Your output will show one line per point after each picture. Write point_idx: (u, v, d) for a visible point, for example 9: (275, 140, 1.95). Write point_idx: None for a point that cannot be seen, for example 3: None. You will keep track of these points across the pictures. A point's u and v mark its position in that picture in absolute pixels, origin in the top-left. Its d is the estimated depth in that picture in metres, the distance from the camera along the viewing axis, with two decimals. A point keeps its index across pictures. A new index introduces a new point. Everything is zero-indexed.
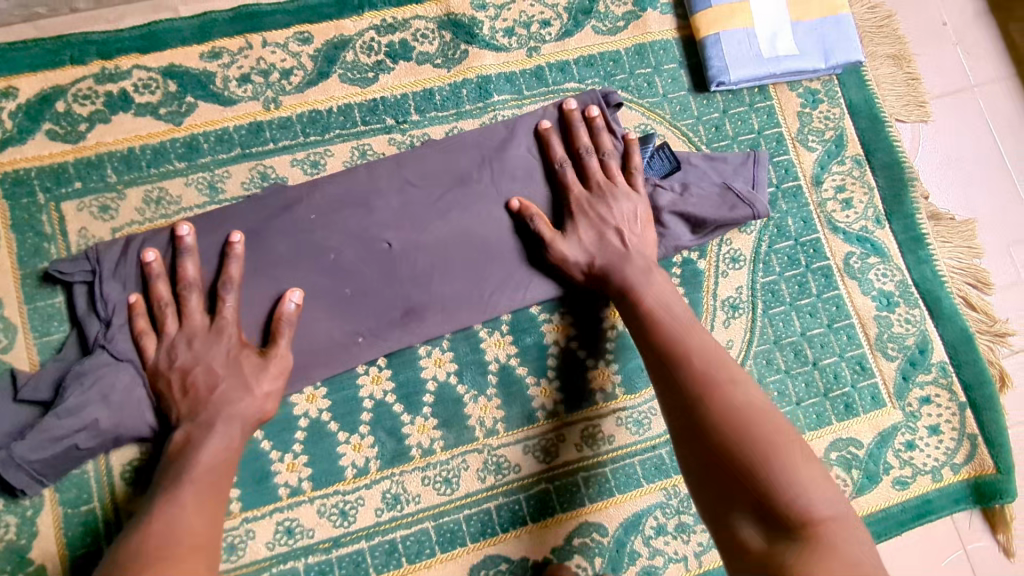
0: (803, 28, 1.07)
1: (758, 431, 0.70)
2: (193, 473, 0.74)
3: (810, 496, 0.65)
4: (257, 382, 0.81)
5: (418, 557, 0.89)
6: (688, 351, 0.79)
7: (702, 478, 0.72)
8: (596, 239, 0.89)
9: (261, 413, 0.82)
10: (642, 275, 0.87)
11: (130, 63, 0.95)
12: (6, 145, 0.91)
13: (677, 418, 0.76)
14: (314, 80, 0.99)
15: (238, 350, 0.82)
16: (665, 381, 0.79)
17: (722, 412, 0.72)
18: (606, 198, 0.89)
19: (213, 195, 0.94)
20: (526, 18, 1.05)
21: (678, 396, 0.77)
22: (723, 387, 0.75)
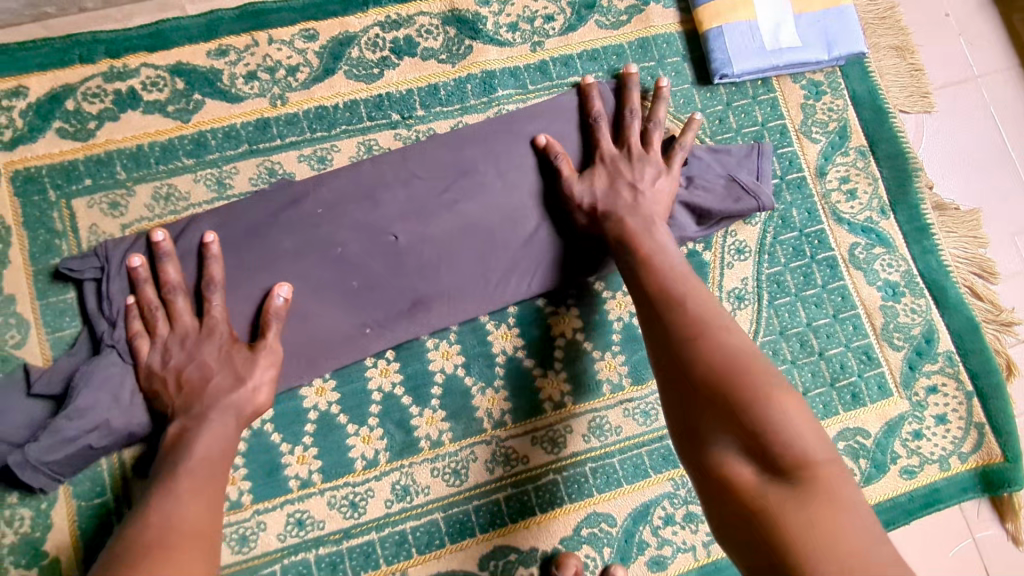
0: (806, 20, 1.07)
1: (749, 369, 0.69)
2: (188, 466, 0.73)
3: (800, 433, 0.63)
4: (247, 374, 0.81)
5: (428, 548, 0.90)
6: (682, 297, 0.78)
7: (690, 419, 0.71)
8: (605, 190, 0.89)
9: (253, 405, 0.81)
10: (643, 227, 0.86)
11: (138, 61, 0.96)
12: (17, 144, 0.92)
13: (666, 361, 0.75)
14: (320, 76, 0.99)
15: (227, 343, 0.82)
16: (657, 326, 0.78)
17: (713, 351, 0.71)
18: (641, 159, 0.91)
19: (221, 190, 0.94)
20: (530, 13, 1.06)
21: (667, 339, 0.75)
22: (716, 330, 0.74)
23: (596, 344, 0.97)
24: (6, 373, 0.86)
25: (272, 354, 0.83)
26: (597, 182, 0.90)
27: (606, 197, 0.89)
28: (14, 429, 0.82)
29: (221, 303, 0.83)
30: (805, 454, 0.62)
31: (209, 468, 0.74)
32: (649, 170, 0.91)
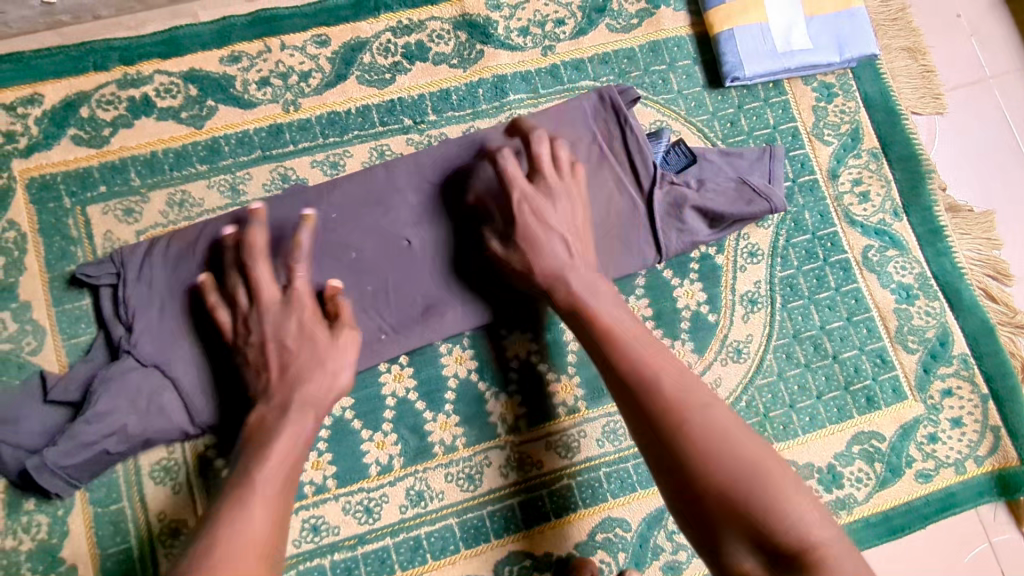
0: (817, 22, 1.07)
1: (743, 457, 0.65)
2: (268, 464, 0.70)
3: (806, 519, 0.62)
4: (330, 355, 0.79)
5: (442, 554, 0.90)
6: (658, 370, 0.72)
7: (688, 509, 0.66)
8: (520, 249, 0.83)
9: (334, 390, 0.79)
10: (586, 288, 0.81)
11: (152, 68, 0.96)
12: (32, 151, 0.92)
13: (652, 445, 0.69)
14: (332, 82, 1.00)
15: (311, 323, 0.80)
16: (634, 407, 0.71)
17: (704, 438, 0.66)
18: (546, 192, 0.84)
19: (235, 196, 0.95)
20: (541, 17, 1.06)
21: (649, 424, 0.69)
22: (700, 407, 0.69)
23: None
24: (23, 379, 0.86)
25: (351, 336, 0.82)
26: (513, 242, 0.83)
27: (526, 257, 0.82)
28: (32, 433, 0.83)
29: (305, 278, 0.82)
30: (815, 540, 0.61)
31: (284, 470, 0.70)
32: (558, 206, 0.84)
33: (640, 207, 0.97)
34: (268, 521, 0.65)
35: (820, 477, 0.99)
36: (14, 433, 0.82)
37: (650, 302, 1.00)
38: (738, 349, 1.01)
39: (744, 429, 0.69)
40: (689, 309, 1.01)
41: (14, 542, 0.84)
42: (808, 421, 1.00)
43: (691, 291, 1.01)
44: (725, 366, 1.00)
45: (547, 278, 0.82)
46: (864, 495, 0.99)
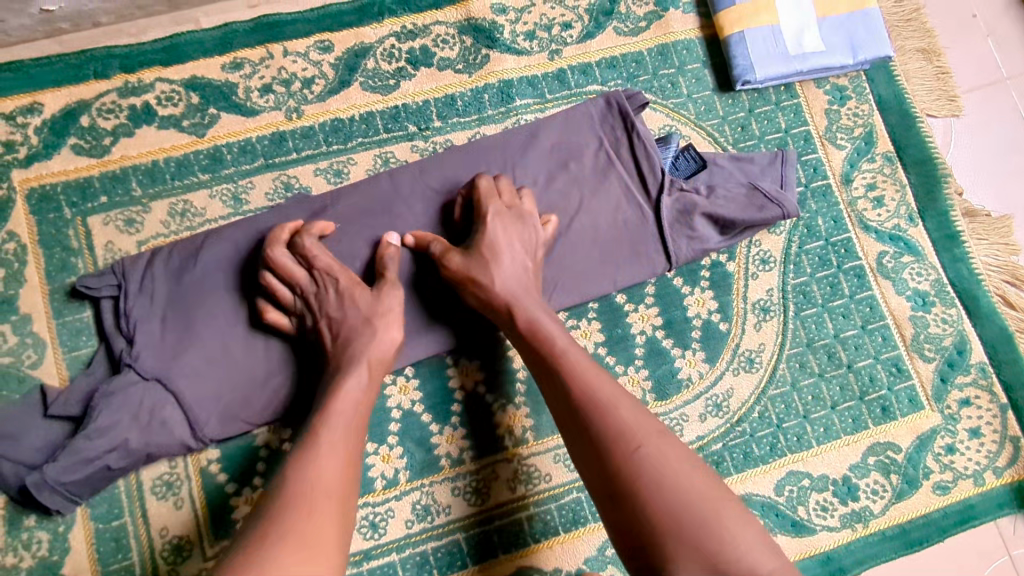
0: (830, 24, 1.05)
1: (691, 490, 0.65)
2: (336, 407, 0.73)
3: (753, 553, 0.61)
4: (377, 317, 0.80)
5: (449, 570, 0.88)
6: (610, 399, 0.71)
7: (630, 543, 0.65)
8: (479, 262, 0.84)
9: (390, 344, 0.80)
10: (543, 314, 0.82)
11: (153, 75, 0.95)
12: (32, 161, 0.91)
13: (599, 476, 0.69)
14: (335, 88, 0.98)
15: (351, 288, 0.81)
16: (585, 438, 0.71)
17: (653, 470, 0.66)
18: (516, 217, 0.86)
19: (237, 206, 0.93)
20: (547, 20, 1.04)
21: (596, 458, 0.69)
22: (652, 439, 0.68)
23: (619, 358, 0.97)
24: (23, 394, 0.85)
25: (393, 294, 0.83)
26: (473, 254, 0.84)
27: (481, 270, 0.83)
28: (30, 449, 0.81)
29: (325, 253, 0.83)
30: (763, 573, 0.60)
31: (350, 426, 0.72)
32: (524, 232, 0.86)
33: (648, 216, 0.96)
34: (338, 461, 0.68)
35: (834, 489, 0.96)
36: (13, 448, 0.81)
37: (660, 311, 0.98)
38: (750, 359, 0.99)
39: (694, 463, 0.68)
40: (699, 318, 0.99)
41: (15, 559, 0.82)
42: (822, 432, 0.98)
43: (702, 300, 0.99)
44: (737, 376, 0.98)
45: (502, 296, 0.83)
46: (880, 508, 0.96)
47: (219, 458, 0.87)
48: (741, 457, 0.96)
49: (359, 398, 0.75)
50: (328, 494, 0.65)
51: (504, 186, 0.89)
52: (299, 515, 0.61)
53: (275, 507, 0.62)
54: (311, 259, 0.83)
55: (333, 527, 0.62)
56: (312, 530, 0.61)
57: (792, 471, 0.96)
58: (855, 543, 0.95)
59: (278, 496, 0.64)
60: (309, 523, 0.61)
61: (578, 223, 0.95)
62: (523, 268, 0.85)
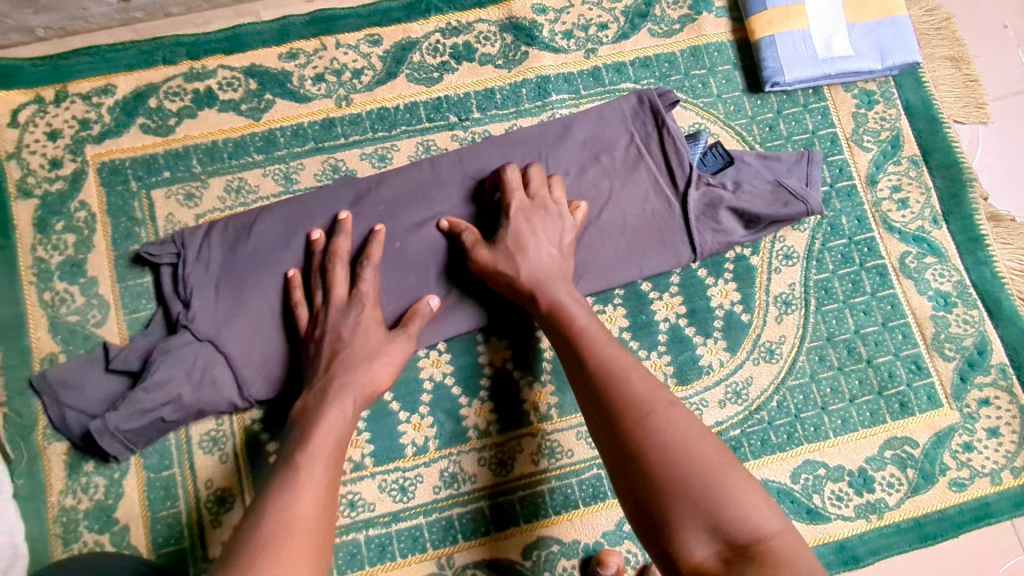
0: (859, 30, 1.08)
1: (697, 451, 0.67)
2: (314, 445, 0.74)
3: (754, 512, 0.63)
4: (376, 356, 0.84)
5: (472, 535, 0.92)
6: (624, 371, 0.75)
7: (637, 503, 0.68)
8: (506, 253, 0.89)
9: (370, 388, 0.83)
10: (568, 297, 0.86)
11: (215, 63, 1.02)
12: (104, 137, 0.99)
13: (610, 440, 0.72)
14: (383, 79, 1.04)
15: (367, 320, 0.86)
16: (598, 405, 0.74)
17: (662, 433, 0.69)
18: (541, 207, 0.92)
19: (288, 185, 1.00)
20: (585, 21, 1.09)
21: (611, 423, 0.72)
22: (663, 406, 0.72)
23: (642, 344, 1.00)
24: (88, 350, 0.92)
25: (405, 345, 0.87)
26: (501, 246, 0.89)
27: (509, 262, 0.88)
28: (95, 398, 0.89)
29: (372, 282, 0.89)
30: (763, 533, 0.62)
31: (322, 458, 0.73)
32: (549, 220, 0.91)
33: (675, 208, 1.00)
34: (314, 504, 0.67)
35: (850, 480, 0.98)
36: (80, 398, 0.89)
37: (684, 299, 1.02)
38: (770, 349, 1.02)
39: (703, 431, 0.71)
40: (722, 308, 1.02)
41: (74, 501, 0.89)
42: (839, 424, 1.00)
43: (725, 291, 1.03)
44: (757, 365, 1.01)
45: (526, 283, 0.87)
46: (896, 500, 0.98)
47: (263, 418, 0.93)
48: (759, 443, 0.99)
49: (335, 435, 0.76)
50: (300, 537, 0.63)
51: (533, 177, 0.94)
52: (274, 551, 0.60)
53: (248, 542, 0.61)
54: (359, 282, 0.88)
55: (309, 558, 0.61)
56: (290, 562, 0.59)
57: (808, 460, 0.99)
58: (869, 533, 0.97)
59: (252, 534, 0.62)
60: (286, 557, 0.60)
61: (607, 212, 0.99)
62: (549, 254, 0.89)
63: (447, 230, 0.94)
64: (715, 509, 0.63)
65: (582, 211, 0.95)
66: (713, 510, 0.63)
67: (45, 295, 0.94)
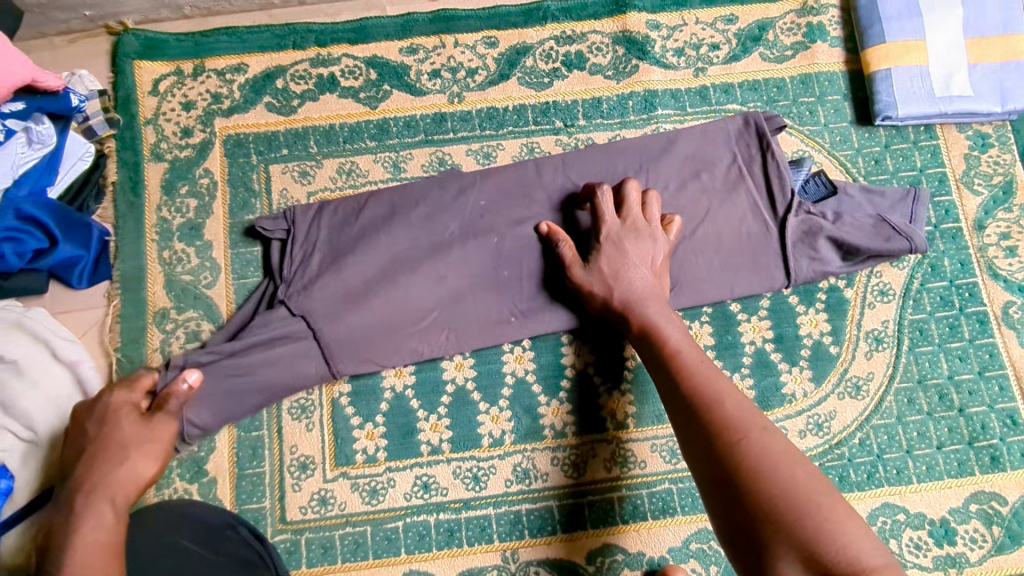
0: (980, 71, 1.06)
1: (793, 479, 0.66)
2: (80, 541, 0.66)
3: (855, 543, 0.61)
4: (130, 438, 0.77)
5: (539, 533, 0.93)
6: (715, 395, 0.74)
7: (734, 528, 0.68)
8: (599, 274, 0.90)
9: (137, 474, 0.75)
10: (661, 318, 0.86)
11: (340, 51, 1.07)
12: (232, 112, 1.05)
13: (704, 465, 0.71)
14: (495, 80, 1.08)
15: (117, 408, 0.79)
16: (691, 429, 0.74)
17: (757, 461, 0.68)
18: (632, 228, 0.91)
19: (396, 172, 1.04)
20: (697, 40, 1.11)
21: (704, 448, 0.72)
22: (756, 432, 0.70)
23: (726, 364, 1.00)
24: (198, 309, 0.98)
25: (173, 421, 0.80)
26: (595, 266, 0.90)
27: (602, 283, 0.89)
28: None
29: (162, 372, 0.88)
30: (864, 566, 0.60)
31: (90, 567, 0.64)
32: (640, 241, 0.90)
33: (772, 232, 0.99)
34: None
35: (931, 529, 0.95)
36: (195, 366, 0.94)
37: (772, 324, 1.01)
38: (857, 385, 1.00)
39: (800, 457, 0.69)
40: (811, 337, 1.01)
41: None
42: (924, 470, 0.97)
43: (815, 321, 1.01)
44: (842, 400, 0.99)
45: (619, 302, 0.88)
46: (978, 557, 0.94)
47: (350, 393, 0.96)
48: (837, 479, 0.97)
49: (102, 543, 0.67)
50: None
51: (624, 195, 0.93)
52: None
53: None
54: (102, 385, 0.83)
55: None
56: None
57: (887, 503, 0.96)
58: None
59: None
60: None
61: (703, 229, 0.99)
62: (643, 275, 0.89)
63: (545, 234, 0.95)
64: (814, 542, 0.61)
65: (676, 224, 0.93)
66: (812, 542, 0.61)
67: (165, 252, 1.00)
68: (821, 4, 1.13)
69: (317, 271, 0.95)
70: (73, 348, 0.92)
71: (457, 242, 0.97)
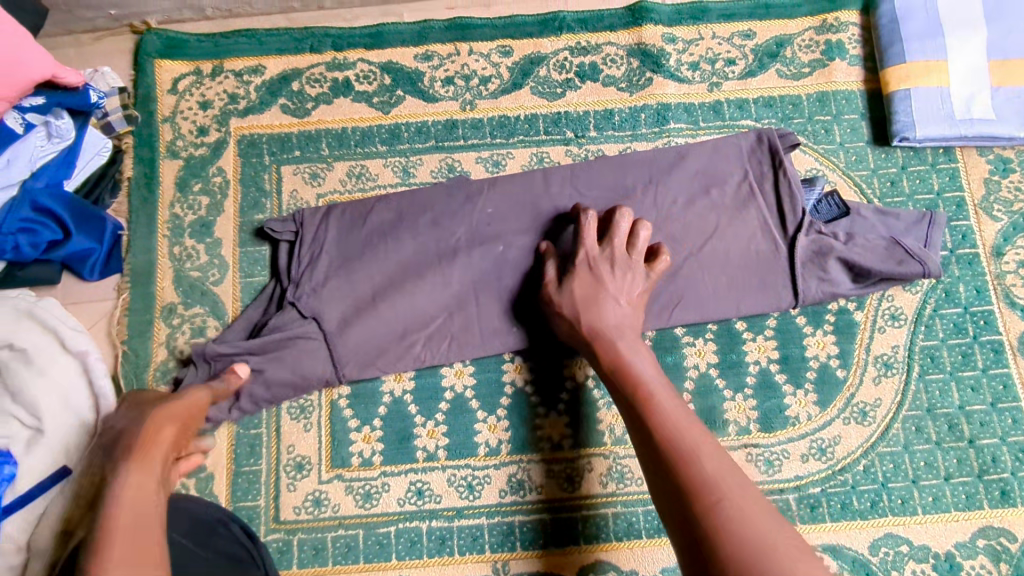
0: (1004, 94, 1.04)
1: (772, 545, 0.60)
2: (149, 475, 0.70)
3: None
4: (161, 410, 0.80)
5: (531, 545, 0.92)
6: (694, 450, 0.70)
7: None
8: (569, 299, 0.88)
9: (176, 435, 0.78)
10: (639, 361, 0.83)
11: (356, 56, 1.09)
12: (248, 112, 1.06)
13: (678, 525, 0.66)
14: (508, 89, 1.08)
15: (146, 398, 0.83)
16: (666, 486, 0.69)
17: (735, 523, 0.62)
18: (609, 259, 0.90)
19: (405, 178, 1.04)
20: (712, 55, 1.10)
21: (678, 506, 0.67)
22: (734, 492, 0.66)
23: (729, 384, 0.98)
24: (205, 304, 0.99)
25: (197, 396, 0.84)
26: (567, 288, 0.89)
27: (571, 307, 0.88)
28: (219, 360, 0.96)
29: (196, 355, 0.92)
30: None
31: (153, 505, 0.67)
32: (616, 276, 0.89)
33: (782, 251, 0.98)
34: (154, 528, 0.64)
35: (935, 563, 0.93)
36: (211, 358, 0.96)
37: (778, 345, 0.99)
38: (864, 411, 0.98)
39: (784, 523, 0.63)
40: (817, 360, 0.99)
41: None
42: (930, 501, 0.95)
43: (823, 343, 1.00)
44: (848, 425, 0.97)
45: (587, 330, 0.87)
46: None
47: (349, 395, 0.96)
48: (838, 506, 0.94)
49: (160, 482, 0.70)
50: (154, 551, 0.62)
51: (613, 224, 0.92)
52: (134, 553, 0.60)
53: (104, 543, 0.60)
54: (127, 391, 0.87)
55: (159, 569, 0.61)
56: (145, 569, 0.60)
57: (890, 533, 0.93)
58: None
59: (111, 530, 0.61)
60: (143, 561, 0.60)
61: (710, 246, 0.98)
62: (617, 306, 0.87)
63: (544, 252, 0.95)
64: None
65: (660, 263, 0.91)
66: None
67: (175, 248, 1.02)
68: (841, 21, 1.11)
69: (323, 274, 0.96)
70: (80, 339, 0.93)
71: (461, 249, 0.97)
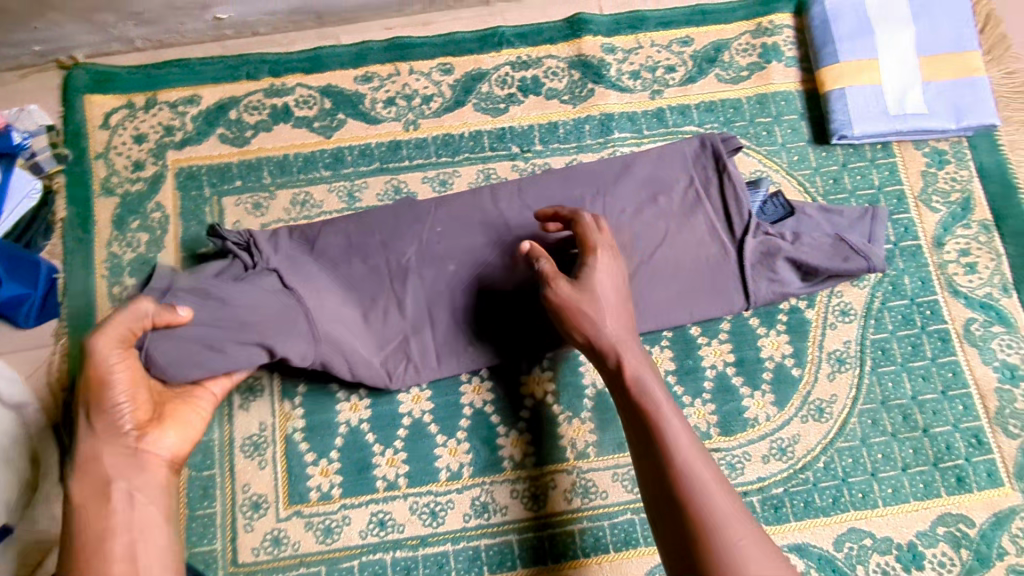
0: (934, 88, 1.06)
1: None
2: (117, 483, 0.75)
3: None
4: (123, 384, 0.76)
5: (499, 568, 0.91)
6: (702, 481, 0.69)
7: None
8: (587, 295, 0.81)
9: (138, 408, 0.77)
10: (647, 371, 0.78)
11: (295, 81, 1.07)
12: (185, 144, 1.04)
13: (681, 558, 0.67)
14: (451, 107, 1.07)
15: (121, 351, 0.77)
16: (672, 515, 0.69)
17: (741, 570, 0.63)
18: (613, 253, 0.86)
19: (351, 202, 1.03)
20: (653, 63, 1.11)
21: (684, 541, 0.67)
22: (741, 532, 0.66)
23: (687, 390, 0.99)
24: None
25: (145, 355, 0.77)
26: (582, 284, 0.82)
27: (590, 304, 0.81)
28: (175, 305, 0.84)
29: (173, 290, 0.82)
30: None
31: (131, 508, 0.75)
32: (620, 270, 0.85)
33: (730, 254, 0.98)
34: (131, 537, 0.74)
35: (898, 554, 0.94)
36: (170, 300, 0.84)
37: (733, 348, 1.00)
38: (820, 408, 0.99)
39: (781, 566, 0.65)
40: (772, 360, 1.00)
41: None
42: (890, 493, 0.96)
43: (777, 343, 1.01)
44: (806, 423, 0.98)
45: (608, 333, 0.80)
46: None
47: (304, 428, 0.94)
48: (802, 505, 0.95)
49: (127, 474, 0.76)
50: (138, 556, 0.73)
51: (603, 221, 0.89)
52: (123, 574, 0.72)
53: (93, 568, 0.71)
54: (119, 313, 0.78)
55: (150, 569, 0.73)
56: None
57: (854, 528, 0.94)
58: None
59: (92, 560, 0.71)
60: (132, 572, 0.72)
61: (661, 253, 0.98)
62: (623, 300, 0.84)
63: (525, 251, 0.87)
64: None
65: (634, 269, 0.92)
66: None
67: (115, 288, 0.98)
68: (776, 24, 1.13)
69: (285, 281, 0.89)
70: (15, 390, 0.91)
71: (413, 271, 0.95)
